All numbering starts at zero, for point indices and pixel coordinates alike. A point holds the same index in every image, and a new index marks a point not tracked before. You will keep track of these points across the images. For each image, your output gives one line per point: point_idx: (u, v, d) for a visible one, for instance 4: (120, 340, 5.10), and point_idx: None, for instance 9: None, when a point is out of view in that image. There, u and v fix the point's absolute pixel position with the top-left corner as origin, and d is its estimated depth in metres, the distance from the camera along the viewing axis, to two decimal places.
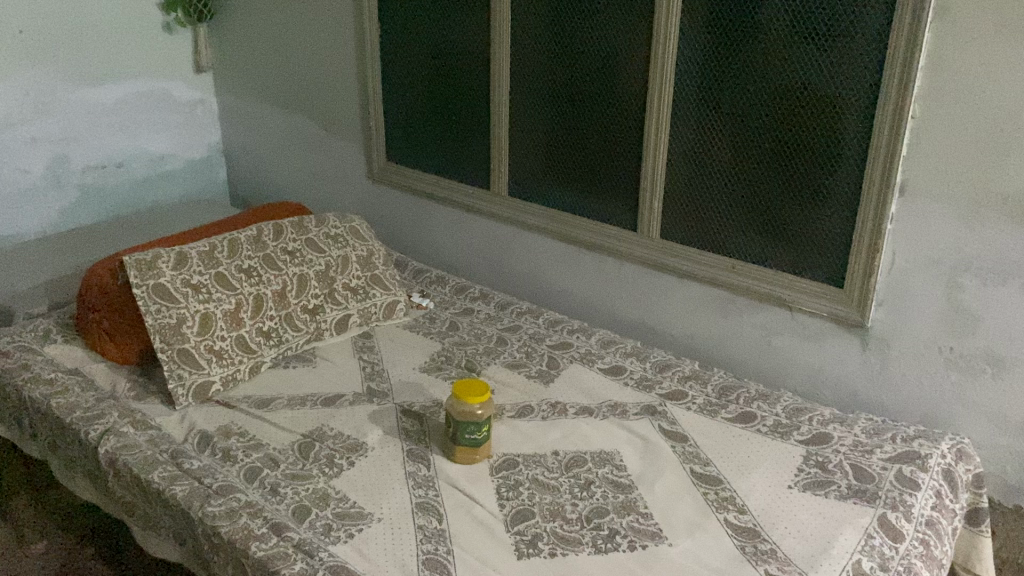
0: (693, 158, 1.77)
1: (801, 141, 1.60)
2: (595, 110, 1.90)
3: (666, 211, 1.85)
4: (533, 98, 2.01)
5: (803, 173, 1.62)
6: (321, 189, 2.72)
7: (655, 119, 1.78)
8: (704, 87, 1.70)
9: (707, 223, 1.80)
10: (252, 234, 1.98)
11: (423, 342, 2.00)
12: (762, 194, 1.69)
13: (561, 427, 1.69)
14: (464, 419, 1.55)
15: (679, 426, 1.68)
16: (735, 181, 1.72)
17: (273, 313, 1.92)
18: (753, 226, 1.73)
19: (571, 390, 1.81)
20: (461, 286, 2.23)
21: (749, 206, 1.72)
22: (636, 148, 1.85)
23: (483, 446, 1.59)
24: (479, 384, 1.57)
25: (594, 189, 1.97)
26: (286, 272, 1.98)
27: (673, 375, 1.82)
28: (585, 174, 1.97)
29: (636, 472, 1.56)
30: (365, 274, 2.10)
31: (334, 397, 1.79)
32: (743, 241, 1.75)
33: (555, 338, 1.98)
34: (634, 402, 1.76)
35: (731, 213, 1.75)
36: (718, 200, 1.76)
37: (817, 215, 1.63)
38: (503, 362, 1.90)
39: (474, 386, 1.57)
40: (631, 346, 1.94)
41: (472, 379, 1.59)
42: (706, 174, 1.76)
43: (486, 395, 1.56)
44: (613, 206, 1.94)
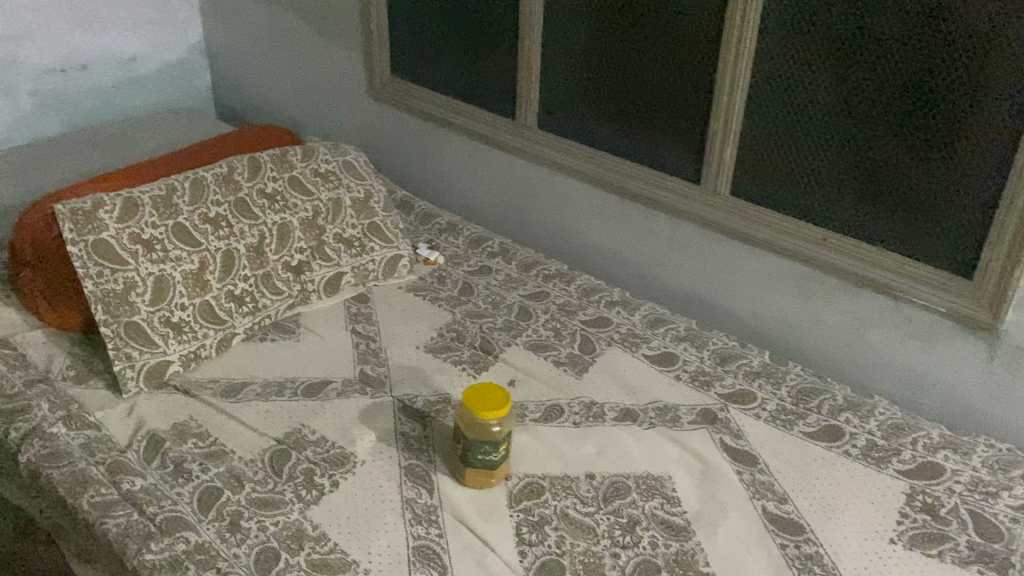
0: (782, 96, 1.36)
1: (934, 83, 1.20)
2: (655, 29, 1.48)
3: (740, 161, 1.46)
4: (575, 9, 1.59)
5: (932, 126, 1.22)
6: (316, 104, 2.32)
7: (734, 42, 1.37)
8: (802, 4, 1.28)
9: (794, 182, 1.41)
10: (222, 172, 1.61)
11: (430, 310, 1.65)
12: (872, 151, 1.30)
13: (597, 439, 1.35)
14: (475, 435, 1.23)
15: (747, 444, 1.35)
16: (835, 129, 1.32)
17: (246, 273, 1.57)
18: (857, 191, 1.34)
19: (610, 384, 1.46)
20: (478, 236, 1.86)
21: (852, 165, 1.33)
22: (707, 81, 1.45)
23: (499, 471, 1.26)
24: (501, 393, 1.24)
25: (649, 130, 1.57)
26: (263, 221, 1.61)
27: (739, 371, 1.47)
28: (639, 109, 1.57)
29: (692, 508, 1.24)
30: (361, 222, 1.74)
31: (318, 386, 1.45)
32: (842, 209, 1.37)
33: (591, 311, 1.63)
34: (688, 406, 1.42)
35: (827, 171, 1.36)
36: (811, 154, 1.37)
37: (946, 182, 1.24)
38: (526, 344, 1.56)
39: (493, 395, 1.23)
40: (685, 326, 1.58)
41: (493, 386, 1.25)
42: (797, 120, 1.36)
43: (506, 410, 1.22)
44: (672, 153, 1.55)
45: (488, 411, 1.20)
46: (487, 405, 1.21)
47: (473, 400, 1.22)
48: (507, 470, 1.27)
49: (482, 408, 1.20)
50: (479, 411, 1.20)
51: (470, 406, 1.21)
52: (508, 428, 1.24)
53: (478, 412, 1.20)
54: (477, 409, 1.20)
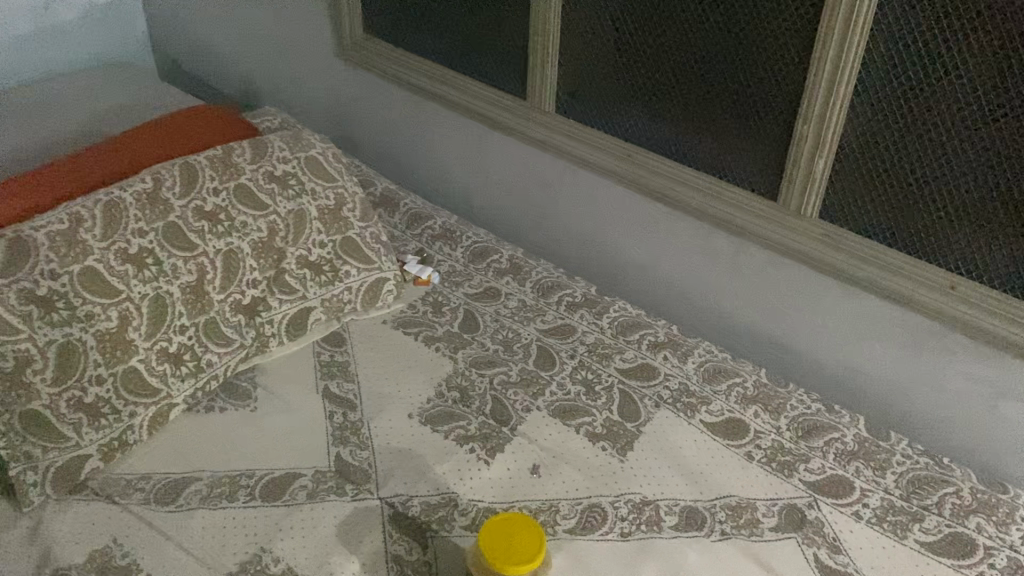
0: (906, 98, 1.00)
1: None
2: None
3: (837, 178, 1.10)
4: None
5: None
6: (275, 60, 1.89)
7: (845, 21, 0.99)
8: None
9: (910, 210, 1.05)
10: (145, 189, 1.22)
11: (423, 356, 1.30)
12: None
13: (653, 559, 1.02)
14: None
15: (852, 564, 1.02)
16: (982, 149, 0.96)
17: (183, 322, 1.20)
18: (999, 224, 0.99)
19: (663, 469, 1.14)
20: (481, 247, 1.50)
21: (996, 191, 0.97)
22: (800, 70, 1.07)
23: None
24: (530, 530, 0.91)
25: (712, 128, 1.19)
26: (202, 251, 1.23)
27: (830, 449, 1.15)
28: (700, 100, 1.18)
29: None
30: (332, 238, 1.36)
31: (282, 485, 1.11)
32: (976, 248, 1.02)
33: (630, 356, 1.30)
34: (768, 502, 1.10)
35: (960, 205, 1.01)
36: (938, 181, 1.01)
37: None
38: (550, 409, 1.22)
39: (521, 534, 0.90)
40: (754, 381, 1.25)
41: (519, 518, 0.92)
42: (918, 128, 1.00)
43: (540, 557, 0.89)
44: (741, 158, 1.18)
45: (517, 566, 0.87)
46: (514, 555, 0.88)
47: (494, 545, 0.89)
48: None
49: (509, 560, 0.87)
50: (503, 566, 0.87)
51: (490, 556, 0.88)
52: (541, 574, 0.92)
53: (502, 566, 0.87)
54: (501, 562, 0.87)
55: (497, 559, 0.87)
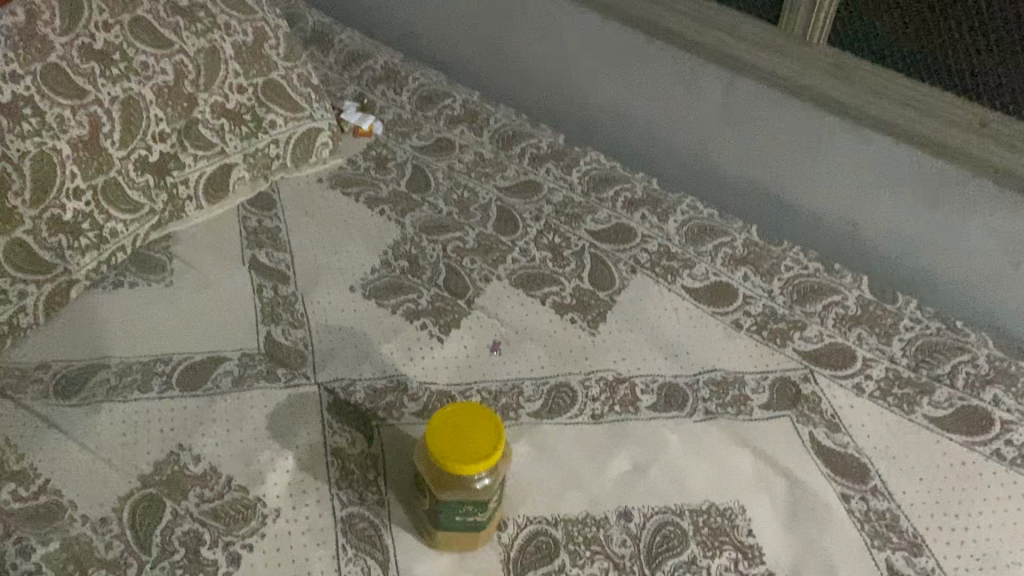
0: None
1: None
2: None
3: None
4: None
5: None
6: None
7: None
8: None
9: (935, 29, 0.89)
10: (16, 23, 0.97)
11: (364, 219, 1.13)
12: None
13: (628, 445, 0.91)
14: (449, 490, 0.77)
15: (852, 444, 0.91)
16: None
17: (78, 186, 1.00)
18: None
19: (640, 343, 1.00)
20: (431, 92, 1.30)
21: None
22: None
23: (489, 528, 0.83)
24: (488, 422, 0.77)
25: None
26: (94, 99, 1.02)
27: (829, 315, 1.02)
28: None
29: (781, 566, 0.82)
30: (252, 83, 1.15)
31: (201, 372, 0.96)
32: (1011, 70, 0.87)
33: (604, 215, 1.13)
34: (757, 376, 0.97)
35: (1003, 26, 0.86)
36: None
37: None
38: (511, 277, 1.07)
39: (476, 427, 0.76)
40: (744, 240, 1.10)
41: (475, 406, 0.78)
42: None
43: (499, 454, 0.75)
44: None
45: (469, 467, 0.73)
46: (467, 454, 0.74)
47: (443, 440, 0.75)
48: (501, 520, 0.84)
49: (460, 460, 0.74)
50: (453, 466, 0.73)
51: (438, 454, 0.74)
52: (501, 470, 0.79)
53: (451, 466, 0.74)
54: (451, 461, 0.74)
55: (446, 458, 0.74)
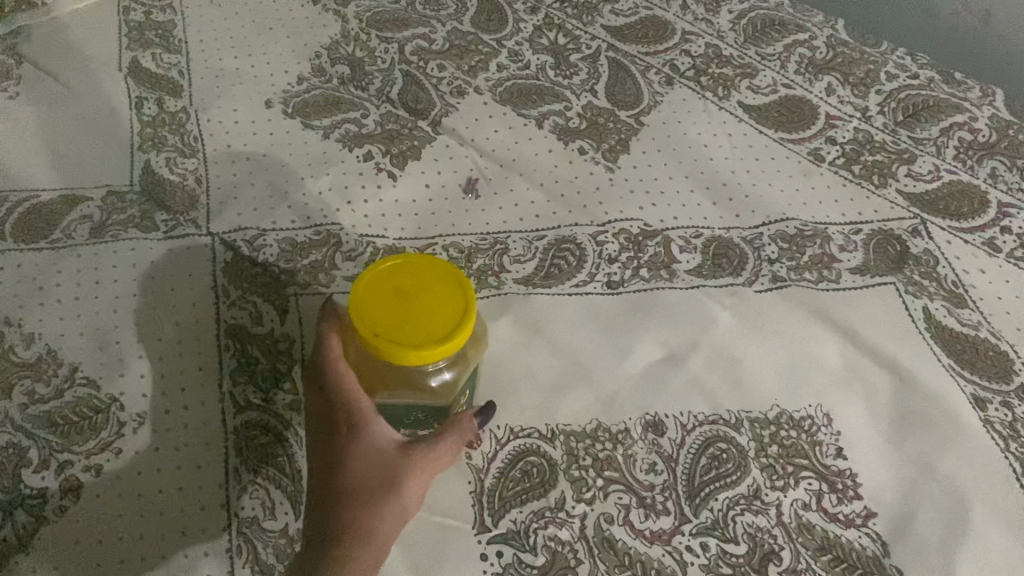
0: None
1: None
2: None
3: None
4: None
5: None
6: None
7: None
8: None
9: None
10: None
11: (294, 10, 0.82)
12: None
13: (658, 322, 0.63)
14: (391, 389, 0.48)
15: (985, 325, 0.63)
16: None
17: None
18: None
19: (678, 181, 0.70)
20: None
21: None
22: None
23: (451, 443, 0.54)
24: (448, 283, 0.46)
25: None
26: None
27: (948, 143, 0.71)
28: None
29: (883, 496, 0.55)
30: None
31: (45, 217, 0.66)
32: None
33: (627, 7, 0.82)
34: (846, 228, 0.68)
35: None
36: None
37: None
38: (496, 89, 0.76)
39: (431, 291, 0.45)
40: (826, 40, 0.79)
41: (429, 257, 0.47)
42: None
43: (470, 333, 0.45)
44: None
45: (420, 353, 0.43)
46: (416, 331, 0.44)
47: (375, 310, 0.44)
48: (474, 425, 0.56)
49: (405, 341, 0.43)
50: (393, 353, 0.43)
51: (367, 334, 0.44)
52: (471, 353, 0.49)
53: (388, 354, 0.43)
54: (389, 344, 0.43)
55: (380, 340, 0.43)
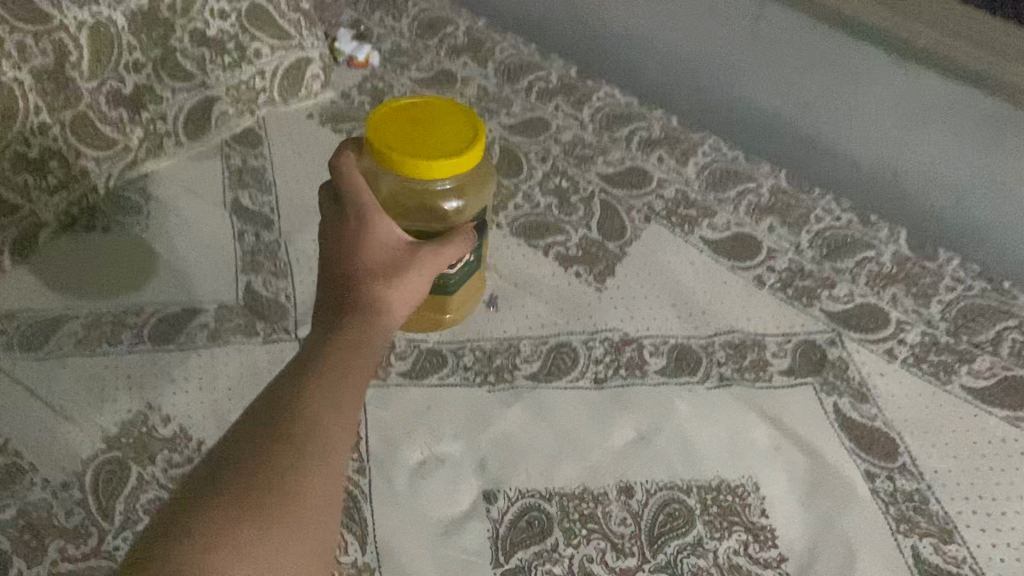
0: None
1: None
2: None
3: None
4: None
5: None
6: None
7: None
8: None
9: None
10: None
11: None
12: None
13: (633, 411, 0.83)
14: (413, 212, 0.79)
15: (880, 417, 0.83)
16: None
17: (42, 118, 0.91)
18: None
19: (651, 299, 0.92)
20: (432, 20, 1.22)
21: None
22: None
23: (461, 296, 0.86)
24: (460, 126, 0.74)
25: None
26: (59, 24, 0.89)
27: (861, 272, 0.92)
28: None
29: (793, 543, 0.75)
30: (236, 6, 1.04)
31: (173, 324, 0.88)
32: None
33: (616, 158, 1.04)
34: (779, 339, 0.88)
35: None
36: None
37: None
38: (513, 224, 0.98)
39: (447, 124, 0.74)
40: (770, 187, 1.00)
41: (452, 110, 0.76)
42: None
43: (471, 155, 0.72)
44: None
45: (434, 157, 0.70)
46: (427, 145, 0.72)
47: (394, 145, 0.71)
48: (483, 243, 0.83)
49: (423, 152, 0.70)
50: (413, 159, 0.70)
51: (401, 137, 0.72)
52: (471, 181, 0.79)
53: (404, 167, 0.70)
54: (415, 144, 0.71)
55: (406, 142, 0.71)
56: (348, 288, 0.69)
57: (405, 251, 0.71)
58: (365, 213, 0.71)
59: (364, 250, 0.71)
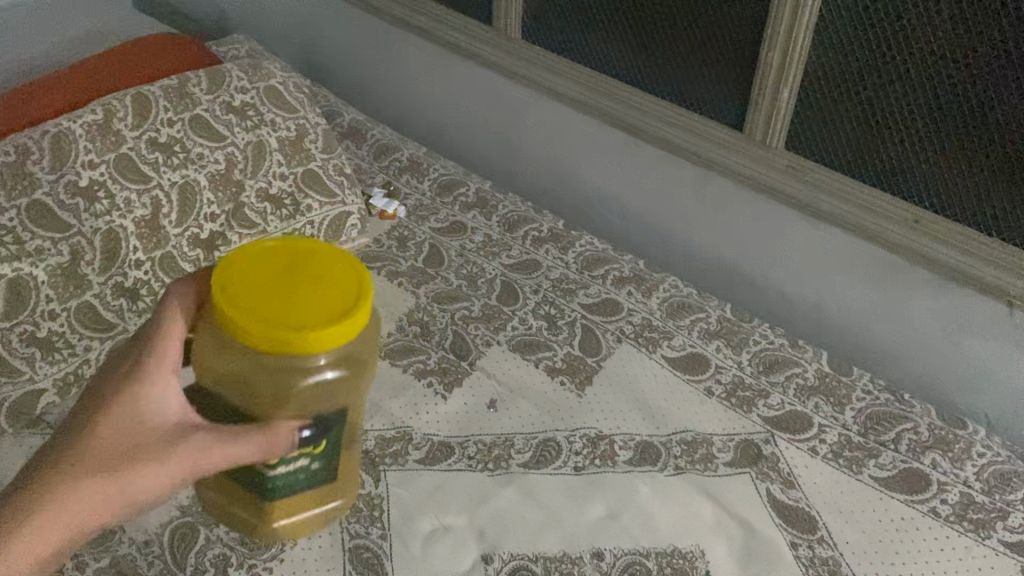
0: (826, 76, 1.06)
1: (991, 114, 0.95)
2: None
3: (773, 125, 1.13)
4: None
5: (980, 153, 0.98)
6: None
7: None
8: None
9: (872, 129, 1.05)
10: (96, 121, 1.19)
11: (385, 290, 1.29)
12: (991, 90, 0.94)
13: (604, 493, 1.03)
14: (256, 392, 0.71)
15: (804, 499, 1.02)
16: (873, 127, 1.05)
17: (140, 257, 1.17)
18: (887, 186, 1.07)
19: (622, 404, 1.13)
20: (448, 180, 1.50)
21: (962, 117, 0.98)
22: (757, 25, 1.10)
23: (292, 500, 0.80)
24: (330, 300, 0.68)
25: (684, 63, 1.20)
26: (157, 184, 1.21)
27: (790, 385, 1.15)
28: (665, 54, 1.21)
29: None
30: (293, 171, 1.34)
31: None
32: (933, 169, 1.02)
33: (595, 292, 1.28)
34: (724, 437, 1.09)
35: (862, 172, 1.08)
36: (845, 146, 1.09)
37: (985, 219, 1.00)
38: (511, 342, 1.21)
39: (310, 296, 0.68)
40: (718, 317, 1.24)
41: (331, 281, 0.70)
42: (884, 36, 0.99)
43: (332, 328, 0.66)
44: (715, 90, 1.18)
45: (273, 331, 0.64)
46: (275, 319, 0.65)
47: (242, 306, 0.66)
48: (344, 431, 0.74)
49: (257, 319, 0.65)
50: (244, 324, 0.65)
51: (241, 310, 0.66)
52: (332, 361, 0.70)
53: (244, 329, 0.65)
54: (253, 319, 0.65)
55: (242, 311, 0.65)
56: (96, 428, 0.68)
57: (166, 421, 0.69)
58: (134, 378, 0.69)
59: (114, 421, 0.68)
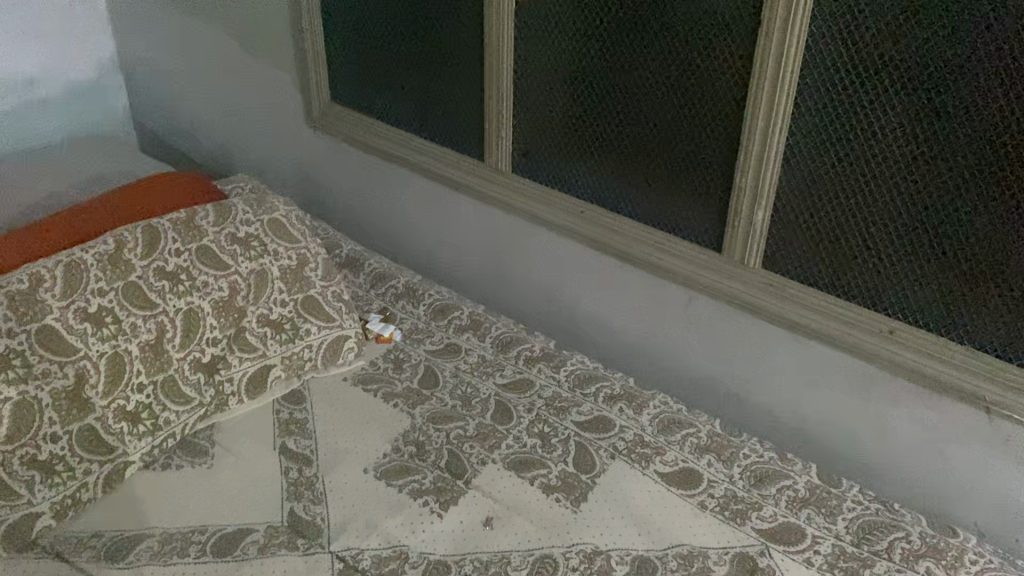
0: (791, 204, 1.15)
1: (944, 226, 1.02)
2: (674, 104, 1.20)
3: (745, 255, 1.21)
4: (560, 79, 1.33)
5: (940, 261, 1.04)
6: (253, 146, 1.97)
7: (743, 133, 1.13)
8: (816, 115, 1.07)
9: (845, 244, 1.11)
10: (106, 250, 1.24)
11: (382, 412, 1.32)
12: (931, 216, 1.03)
13: None
14: None
15: None
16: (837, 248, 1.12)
17: (141, 380, 1.21)
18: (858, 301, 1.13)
19: (616, 519, 1.14)
20: (443, 305, 1.55)
21: (920, 238, 1.04)
22: (727, 158, 1.18)
23: None
24: None
25: (661, 197, 1.27)
26: (162, 310, 1.25)
27: (781, 497, 1.16)
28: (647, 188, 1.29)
29: None
30: (293, 298, 1.39)
31: (232, 542, 1.09)
32: (889, 288, 1.09)
33: (587, 409, 1.31)
34: (719, 551, 1.09)
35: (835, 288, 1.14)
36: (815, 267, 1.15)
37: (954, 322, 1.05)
38: (506, 460, 1.23)
39: None
40: (708, 432, 1.27)
41: None
42: (849, 160, 1.06)
43: None
44: (694, 218, 1.26)
45: None
46: None
47: None
48: None
49: None
50: None
51: None
52: None
53: None
54: None
55: None
56: None
57: None
58: None
59: None
